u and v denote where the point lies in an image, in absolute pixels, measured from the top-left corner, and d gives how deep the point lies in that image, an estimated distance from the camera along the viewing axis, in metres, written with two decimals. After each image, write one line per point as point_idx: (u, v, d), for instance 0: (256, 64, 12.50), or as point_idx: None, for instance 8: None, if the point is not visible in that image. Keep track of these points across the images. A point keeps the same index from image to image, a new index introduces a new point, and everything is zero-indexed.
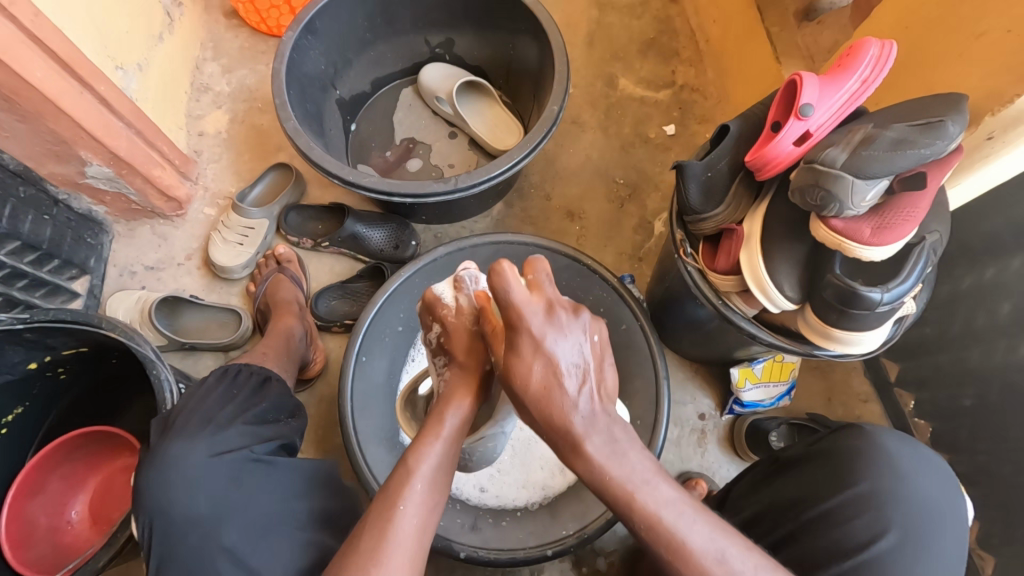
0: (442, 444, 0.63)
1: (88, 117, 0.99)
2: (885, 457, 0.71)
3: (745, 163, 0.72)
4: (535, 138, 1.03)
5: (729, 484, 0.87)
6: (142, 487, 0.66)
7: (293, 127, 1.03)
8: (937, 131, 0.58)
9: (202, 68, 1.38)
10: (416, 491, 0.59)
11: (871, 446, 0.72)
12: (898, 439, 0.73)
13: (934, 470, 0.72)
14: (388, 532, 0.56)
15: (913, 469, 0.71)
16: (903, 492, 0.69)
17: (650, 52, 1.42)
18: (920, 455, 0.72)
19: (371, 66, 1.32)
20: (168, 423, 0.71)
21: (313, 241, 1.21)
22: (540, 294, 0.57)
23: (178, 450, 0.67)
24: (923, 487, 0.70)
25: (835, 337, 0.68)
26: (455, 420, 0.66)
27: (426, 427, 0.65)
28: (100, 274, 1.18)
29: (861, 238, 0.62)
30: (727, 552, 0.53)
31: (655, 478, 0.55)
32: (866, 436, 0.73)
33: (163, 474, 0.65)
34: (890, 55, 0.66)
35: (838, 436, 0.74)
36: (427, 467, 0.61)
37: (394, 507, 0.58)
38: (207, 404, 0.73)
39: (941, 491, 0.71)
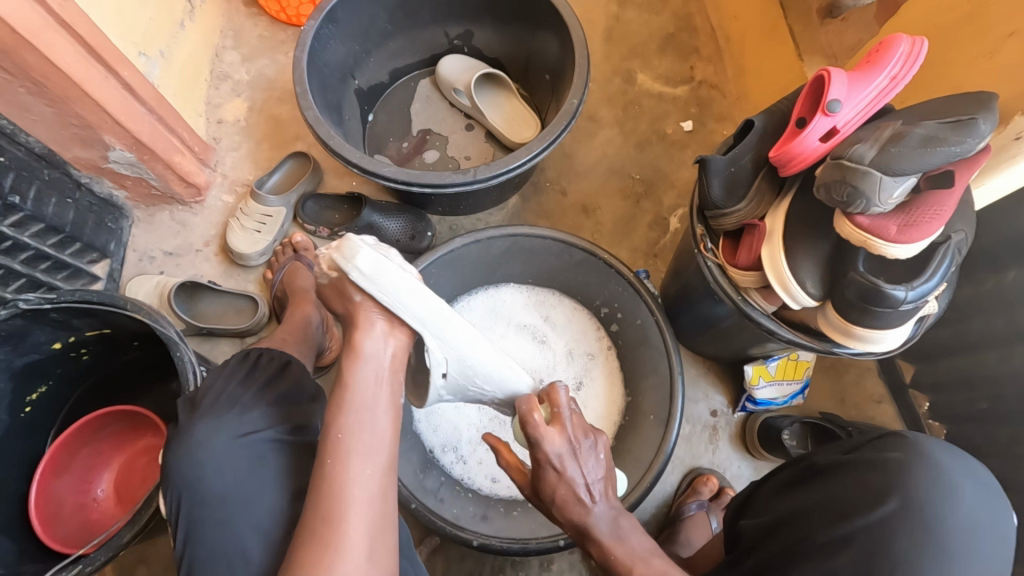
0: (359, 409, 0.64)
1: (113, 102, 0.99)
2: (935, 474, 0.62)
3: (770, 159, 0.72)
4: (555, 131, 1.03)
5: (756, 481, 0.80)
6: (168, 465, 0.65)
7: (314, 116, 1.03)
8: (968, 129, 0.57)
9: (221, 56, 1.39)
10: (359, 465, 0.61)
11: (917, 460, 0.63)
12: (954, 453, 0.64)
13: (988, 492, 0.63)
14: (321, 486, 0.59)
15: (971, 489, 0.62)
16: (949, 513, 0.61)
17: (669, 47, 1.41)
18: (968, 470, 0.63)
19: (390, 57, 1.32)
20: (194, 403, 0.70)
21: (330, 230, 1.21)
22: (560, 425, 0.66)
23: (206, 430, 0.66)
24: (973, 508, 0.61)
25: (857, 335, 0.68)
26: (368, 378, 0.65)
27: (340, 384, 0.65)
28: (120, 258, 1.20)
29: (887, 236, 0.62)
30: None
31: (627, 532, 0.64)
32: (915, 445, 0.65)
33: (189, 453, 0.65)
34: (921, 52, 0.65)
35: (879, 447, 0.66)
36: (363, 447, 0.62)
37: (328, 480, 0.60)
38: (231, 385, 0.72)
39: (991, 514, 0.62)
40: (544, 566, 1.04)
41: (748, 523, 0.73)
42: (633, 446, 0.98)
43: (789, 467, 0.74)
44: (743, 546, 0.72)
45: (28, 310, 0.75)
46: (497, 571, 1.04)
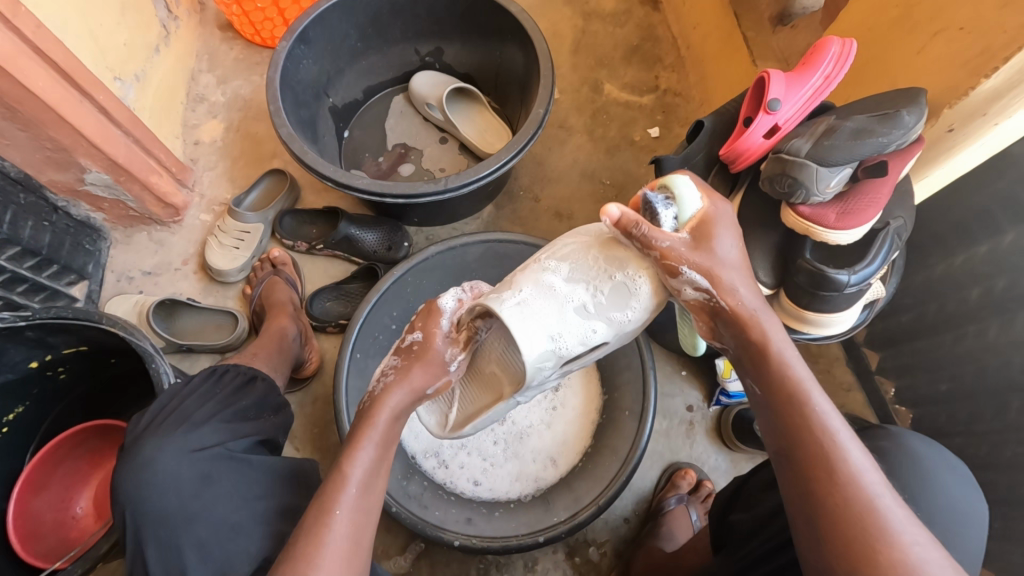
0: (374, 447, 0.59)
1: (88, 125, 1.02)
2: (914, 460, 0.71)
3: (720, 156, 0.76)
4: (522, 140, 1.06)
5: (745, 476, 0.84)
6: (119, 485, 0.66)
7: (288, 132, 1.06)
8: (893, 121, 0.62)
9: (197, 79, 1.42)
10: (356, 486, 0.56)
11: (901, 451, 0.72)
12: (925, 443, 0.72)
13: (961, 477, 0.72)
14: (326, 536, 0.53)
15: (941, 473, 0.71)
16: (927, 496, 0.69)
17: (633, 58, 1.47)
18: (942, 458, 0.72)
19: (363, 74, 1.36)
20: (144, 423, 0.70)
21: (308, 244, 1.24)
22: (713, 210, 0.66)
23: (150, 448, 0.66)
24: (950, 490, 0.70)
25: (810, 319, 0.72)
26: (384, 411, 0.61)
27: (356, 430, 0.60)
28: (98, 280, 1.21)
29: (827, 223, 0.66)
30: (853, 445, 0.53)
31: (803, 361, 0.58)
32: (895, 437, 0.73)
33: (135, 472, 0.65)
34: (851, 53, 0.69)
35: (868, 440, 0.74)
36: (359, 465, 0.57)
37: (329, 511, 0.55)
38: (185, 403, 0.72)
39: (964, 494, 0.70)
40: (529, 566, 1.05)
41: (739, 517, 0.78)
42: (610, 441, 1.00)
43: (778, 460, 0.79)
44: (741, 540, 0.75)
45: (4, 329, 0.76)
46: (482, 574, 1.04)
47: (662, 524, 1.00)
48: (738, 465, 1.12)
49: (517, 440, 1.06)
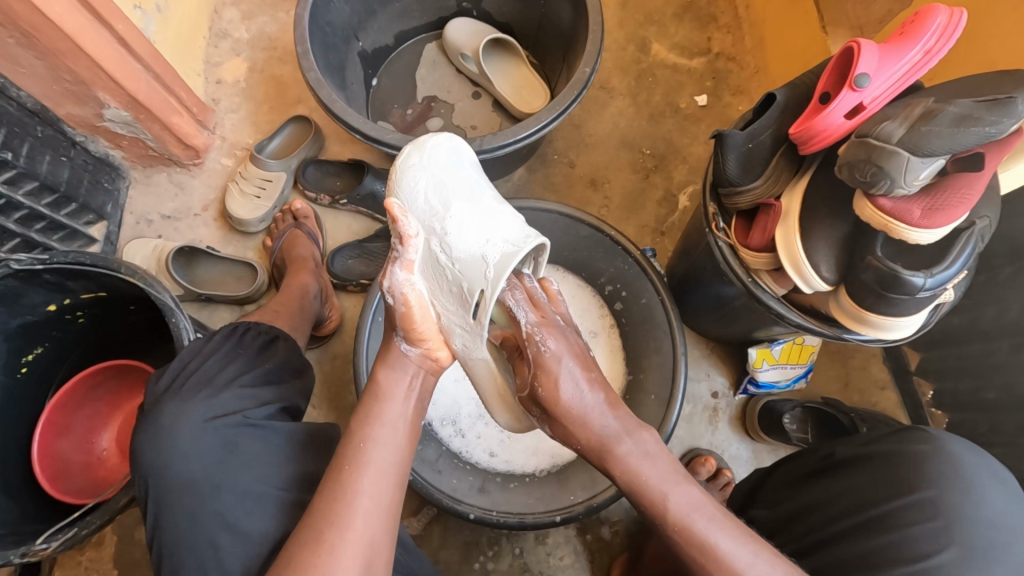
0: (383, 415, 0.65)
1: (107, 58, 0.96)
2: (954, 465, 0.66)
3: (790, 136, 0.69)
4: (564, 102, 0.99)
5: (769, 468, 0.83)
6: (140, 449, 0.64)
7: (315, 77, 0.99)
8: (1003, 109, 0.54)
9: (221, 12, 1.34)
10: (370, 476, 0.61)
11: (939, 455, 0.67)
12: (966, 447, 0.68)
13: (1005, 485, 0.67)
14: (342, 509, 0.59)
15: (981, 479, 0.66)
16: (966, 504, 0.65)
17: (686, 16, 1.35)
18: (986, 465, 0.68)
19: (394, 18, 1.27)
20: (166, 382, 0.68)
21: (331, 198, 1.19)
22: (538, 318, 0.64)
23: (172, 413, 0.64)
24: (991, 498, 0.65)
25: (869, 321, 0.66)
26: (400, 376, 0.68)
27: (365, 404, 0.67)
28: (117, 221, 1.17)
29: (910, 220, 0.60)
30: (673, 493, 0.61)
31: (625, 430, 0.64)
32: (932, 439, 0.68)
33: (155, 436, 0.63)
34: (958, 25, 0.61)
35: (899, 439, 0.70)
36: (373, 453, 0.62)
37: (341, 469, 0.61)
38: (207, 363, 0.70)
39: (1007, 504, 0.66)
40: (539, 539, 1.05)
41: (761, 513, 0.78)
42: None
43: (806, 455, 0.78)
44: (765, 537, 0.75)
45: (21, 271, 0.73)
46: (492, 543, 1.05)
47: None
48: (761, 456, 1.09)
49: None
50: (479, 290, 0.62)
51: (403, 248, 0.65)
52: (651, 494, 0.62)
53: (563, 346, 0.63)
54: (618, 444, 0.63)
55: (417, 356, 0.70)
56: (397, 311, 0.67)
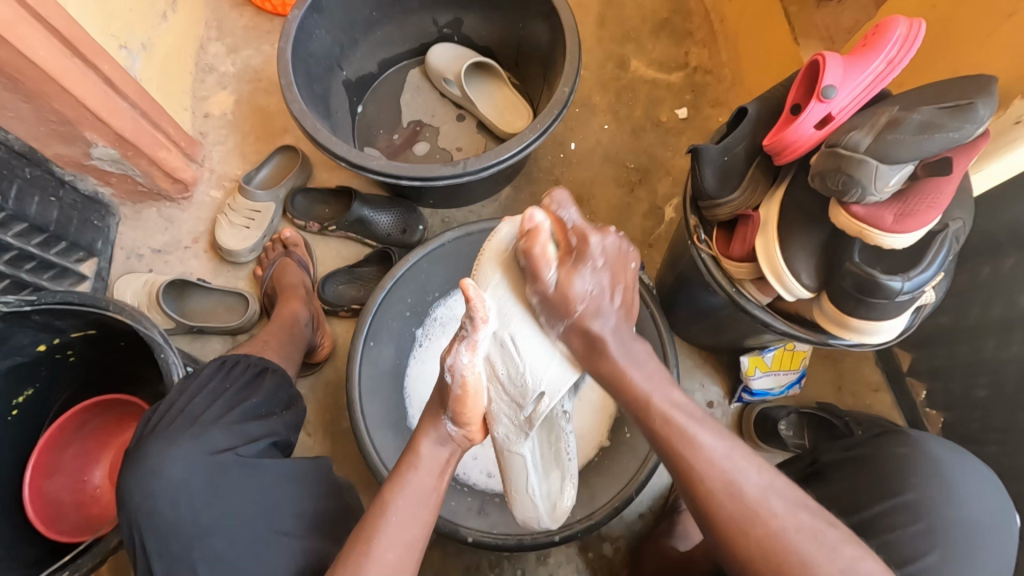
0: (418, 476, 0.61)
1: (93, 97, 0.97)
2: (936, 467, 0.66)
3: (764, 148, 0.70)
4: (545, 122, 1.01)
5: None
6: (126, 492, 0.63)
7: (300, 108, 1.01)
8: (965, 114, 0.56)
9: (207, 48, 1.36)
10: (400, 508, 0.59)
11: (919, 456, 0.67)
12: (946, 446, 0.68)
13: (987, 482, 0.67)
14: (365, 571, 0.55)
15: (960, 479, 0.66)
16: (949, 506, 0.65)
17: (663, 33, 1.38)
18: (968, 465, 0.68)
19: (377, 46, 1.29)
20: (153, 422, 0.68)
21: (320, 225, 1.20)
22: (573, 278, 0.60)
23: (158, 453, 0.64)
24: (973, 499, 0.65)
25: (852, 326, 0.67)
26: (435, 451, 0.63)
27: (399, 466, 0.63)
28: (107, 257, 1.18)
29: (883, 225, 0.61)
30: (733, 463, 0.53)
31: (669, 384, 0.59)
32: (912, 442, 0.69)
33: (141, 478, 0.63)
34: (918, 35, 0.63)
35: (881, 443, 0.70)
36: (401, 505, 0.59)
37: (366, 542, 0.56)
38: (194, 401, 0.70)
39: (989, 501, 0.66)
40: (541, 560, 1.03)
41: None
42: (630, 438, 0.96)
43: (794, 463, 0.78)
44: None
45: (9, 313, 0.73)
46: (494, 566, 1.03)
47: (677, 522, 0.97)
48: None
49: None
50: (541, 392, 0.67)
51: (473, 329, 0.62)
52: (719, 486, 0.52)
53: (610, 256, 0.61)
54: (677, 415, 0.56)
55: (458, 437, 0.65)
56: (452, 394, 0.63)
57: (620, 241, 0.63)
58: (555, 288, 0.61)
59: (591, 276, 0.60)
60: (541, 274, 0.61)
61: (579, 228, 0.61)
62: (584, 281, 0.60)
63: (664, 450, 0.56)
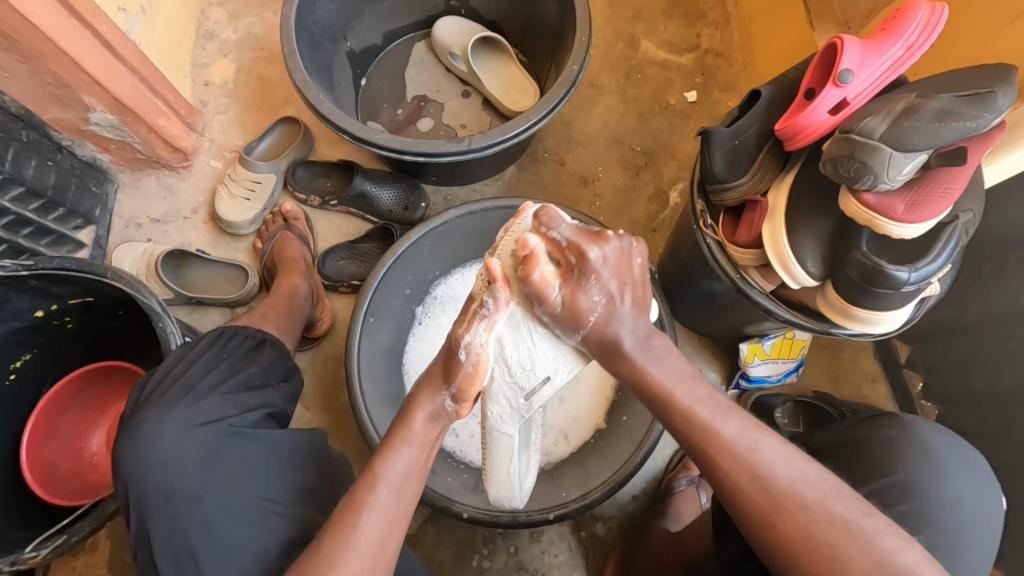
0: (411, 449, 0.60)
1: (91, 60, 0.95)
2: (925, 449, 0.67)
3: (775, 132, 0.69)
4: (552, 100, 0.99)
5: None
6: (121, 458, 0.64)
7: (302, 78, 0.99)
8: (982, 103, 0.55)
9: (207, 13, 1.33)
10: (389, 476, 0.58)
11: (910, 438, 0.68)
12: (936, 430, 0.69)
13: (976, 466, 0.68)
14: (353, 540, 0.54)
15: (950, 461, 0.67)
16: (935, 486, 0.65)
17: (675, 12, 1.35)
18: (958, 449, 0.68)
19: (382, 17, 1.26)
20: (148, 390, 0.68)
21: (321, 199, 1.19)
22: (572, 287, 0.58)
23: (153, 421, 0.64)
24: (961, 480, 0.66)
25: (855, 315, 0.67)
26: (427, 426, 0.62)
27: (388, 440, 0.61)
28: (105, 225, 1.17)
29: (893, 214, 0.60)
30: (761, 444, 0.54)
31: (692, 377, 0.60)
32: (903, 425, 0.70)
33: (135, 446, 0.63)
34: (940, 20, 0.61)
35: (872, 426, 0.71)
36: (393, 470, 0.59)
37: (355, 512, 0.56)
38: (189, 370, 0.70)
39: (978, 484, 0.66)
40: (534, 537, 1.05)
41: None
42: (626, 422, 0.97)
43: None
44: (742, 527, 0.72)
45: (6, 277, 0.72)
46: (487, 542, 1.05)
47: (670, 504, 0.99)
48: None
49: None
50: (547, 376, 0.68)
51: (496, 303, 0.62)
52: (741, 472, 0.52)
53: (614, 264, 0.58)
54: (701, 410, 0.56)
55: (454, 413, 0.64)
56: (461, 370, 0.62)
57: (622, 243, 0.60)
58: (563, 306, 0.59)
59: (599, 287, 0.58)
60: (547, 297, 0.59)
61: (574, 244, 0.58)
62: (592, 298, 0.58)
63: (688, 440, 0.56)
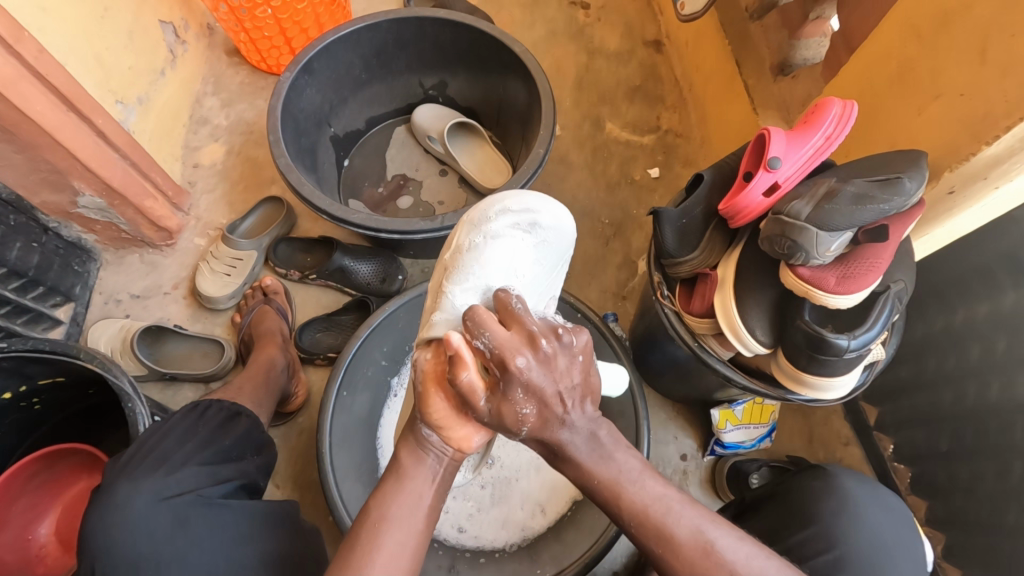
0: (402, 499, 0.58)
1: (84, 150, 1.01)
2: (845, 499, 0.74)
3: (719, 211, 0.75)
4: (520, 179, 1.05)
5: None
6: (89, 528, 0.63)
7: (286, 162, 1.05)
8: (893, 187, 0.61)
9: (201, 102, 1.42)
10: (386, 543, 0.55)
11: (829, 489, 0.75)
12: (855, 480, 0.76)
13: (893, 513, 0.74)
14: None
15: (869, 507, 0.74)
16: (857, 530, 0.71)
17: (636, 98, 1.48)
18: (876, 497, 0.75)
19: (365, 105, 1.36)
20: (121, 460, 0.68)
21: (301, 273, 1.22)
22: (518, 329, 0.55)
23: (123, 493, 0.63)
24: (879, 526, 0.72)
25: (807, 382, 0.70)
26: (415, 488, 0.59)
27: (353, 540, 0.56)
28: (85, 302, 1.18)
29: (826, 287, 0.65)
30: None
31: (642, 474, 0.57)
32: (825, 476, 0.76)
33: (105, 516, 0.63)
34: (851, 114, 0.69)
35: (802, 478, 0.78)
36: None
37: None
38: (166, 440, 0.70)
39: (892, 528, 0.73)
40: None
41: None
42: None
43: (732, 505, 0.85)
44: None
45: None
46: None
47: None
48: None
49: (506, 484, 1.02)
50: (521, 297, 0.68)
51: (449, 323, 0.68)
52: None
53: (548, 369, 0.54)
54: (655, 508, 0.55)
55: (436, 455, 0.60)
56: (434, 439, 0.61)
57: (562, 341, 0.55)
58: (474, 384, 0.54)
59: (529, 399, 0.54)
60: (474, 403, 0.55)
61: (499, 357, 0.53)
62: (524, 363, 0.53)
63: (635, 541, 0.56)
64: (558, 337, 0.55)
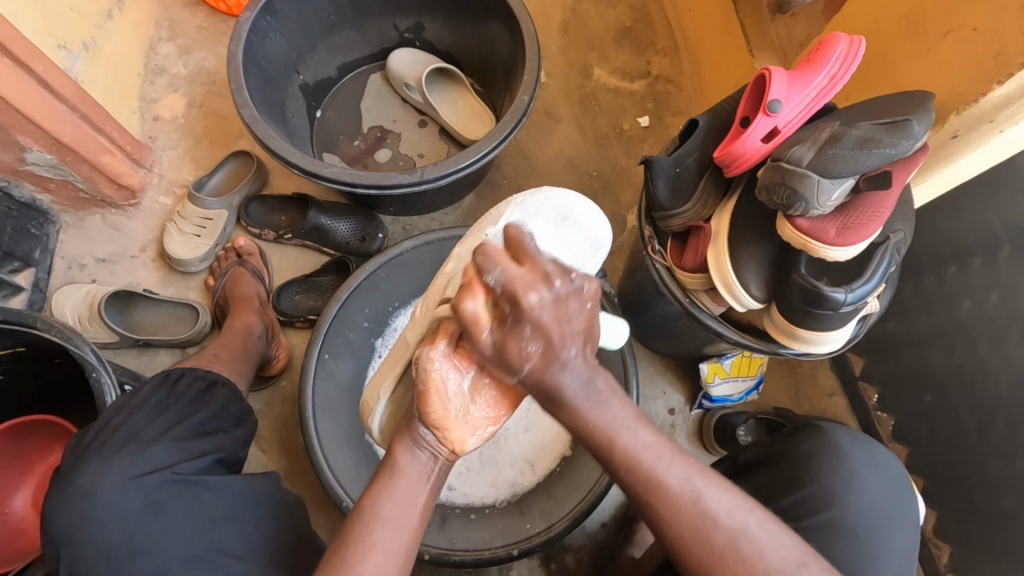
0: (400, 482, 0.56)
1: (26, 100, 0.92)
2: (841, 458, 0.73)
3: (714, 160, 0.71)
4: (504, 130, 0.99)
5: None
6: (50, 515, 0.60)
7: (251, 113, 0.98)
8: (900, 131, 0.57)
9: (157, 48, 1.31)
10: (382, 536, 0.53)
11: (826, 447, 0.74)
12: (850, 437, 0.75)
13: (889, 471, 0.74)
14: None
15: (863, 465, 0.73)
16: (851, 491, 0.70)
17: (626, 42, 1.39)
18: (870, 455, 0.74)
19: (336, 51, 1.27)
20: (84, 441, 0.64)
21: (276, 233, 1.16)
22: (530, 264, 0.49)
23: (88, 476, 0.61)
24: (874, 488, 0.71)
25: (801, 337, 0.68)
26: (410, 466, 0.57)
27: (353, 523, 0.54)
28: (46, 267, 1.12)
29: (825, 238, 0.62)
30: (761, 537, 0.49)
31: (636, 423, 0.52)
32: (821, 434, 0.75)
33: (67, 500, 0.60)
34: (858, 52, 0.64)
35: (798, 437, 0.77)
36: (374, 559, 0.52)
37: (349, 550, 0.53)
38: (131, 417, 0.67)
39: (887, 488, 0.72)
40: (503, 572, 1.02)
41: None
42: (590, 450, 0.96)
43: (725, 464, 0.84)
44: None
45: None
46: None
47: (636, 530, 0.99)
48: None
49: (494, 447, 1.00)
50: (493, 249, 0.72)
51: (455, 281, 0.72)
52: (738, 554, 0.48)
53: (549, 313, 0.48)
54: (644, 458, 0.50)
55: (432, 443, 0.58)
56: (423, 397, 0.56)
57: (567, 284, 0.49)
58: (492, 347, 0.49)
59: (536, 338, 0.48)
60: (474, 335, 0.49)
61: (510, 291, 0.47)
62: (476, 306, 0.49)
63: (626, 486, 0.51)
64: (570, 278, 0.50)
